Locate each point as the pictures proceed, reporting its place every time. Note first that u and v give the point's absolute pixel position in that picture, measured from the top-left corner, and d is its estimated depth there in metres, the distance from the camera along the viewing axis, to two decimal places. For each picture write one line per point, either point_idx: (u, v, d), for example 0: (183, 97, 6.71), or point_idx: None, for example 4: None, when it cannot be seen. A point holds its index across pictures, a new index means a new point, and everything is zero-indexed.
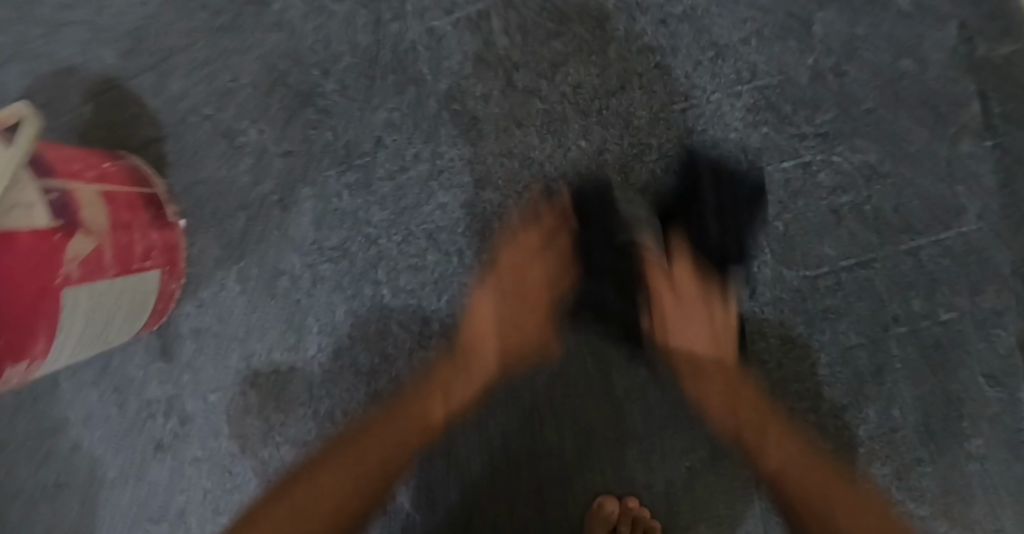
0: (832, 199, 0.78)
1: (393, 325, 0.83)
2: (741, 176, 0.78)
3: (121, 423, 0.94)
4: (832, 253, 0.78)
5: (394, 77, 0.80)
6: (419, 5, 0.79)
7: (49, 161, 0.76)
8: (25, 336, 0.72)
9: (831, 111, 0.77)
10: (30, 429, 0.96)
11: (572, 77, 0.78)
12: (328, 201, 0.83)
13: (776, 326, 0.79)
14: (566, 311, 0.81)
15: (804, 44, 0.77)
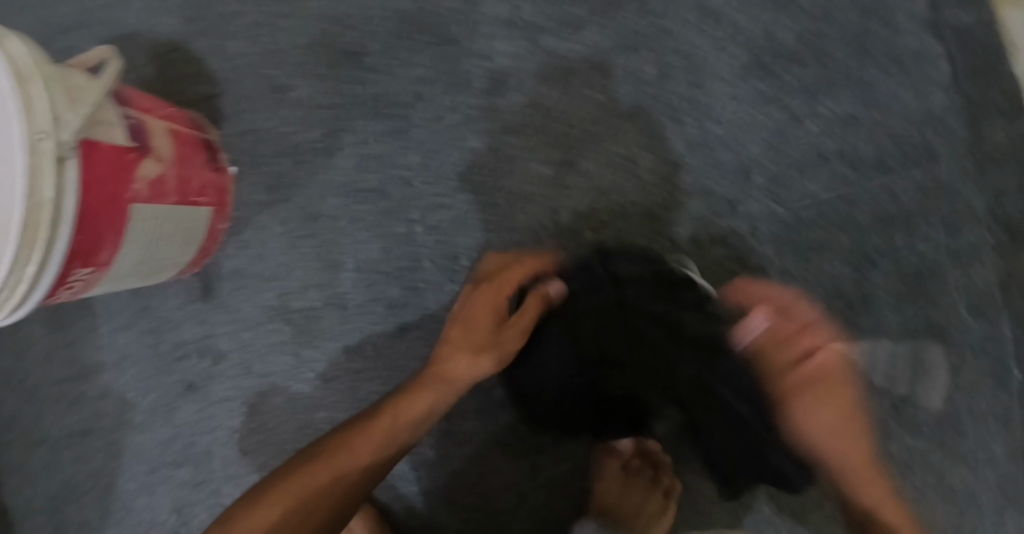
0: (819, 144, 0.87)
1: (425, 259, 0.89)
2: (736, 124, 0.87)
3: (155, 363, 0.98)
4: (821, 192, 0.87)
5: (432, 37, 0.91)
6: None
7: (127, 94, 0.84)
8: (94, 241, 0.78)
9: (814, 68, 0.87)
10: (62, 373, 1.01)
11: (586, 39, 0.89)
12: (367, 146, 0.91)
13: (775, 260, 0.87)
14: (582, 244, 0.88)
15: (791, 10, 0.88)
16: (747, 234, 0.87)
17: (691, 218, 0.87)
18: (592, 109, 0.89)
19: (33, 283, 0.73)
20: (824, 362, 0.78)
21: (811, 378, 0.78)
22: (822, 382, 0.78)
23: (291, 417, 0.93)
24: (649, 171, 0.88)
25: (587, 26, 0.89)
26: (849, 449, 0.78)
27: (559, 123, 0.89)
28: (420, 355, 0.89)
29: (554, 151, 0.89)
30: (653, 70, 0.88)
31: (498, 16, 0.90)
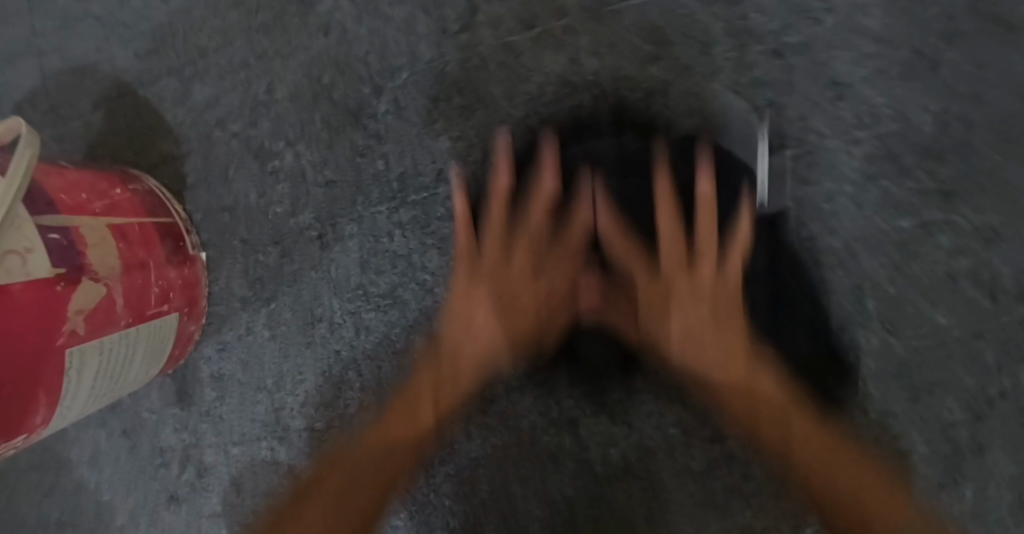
0: (949, 262, 0.69)
1: (449, 382, 0.73)
2: (849, 235, 0.69)
3: (131, 467, 0.85)
4: (946, 322, 0.69)
5: (460, 98, 0.70)
6: (494, 16, 0.69)
7: (49, 191, 0.63)
8: (22, 409, 0.59)
9: (955, 164, 0.68)
10: (33, 461, 0.89)
11: (668, 109, 0.69)
12: (376, 239, 0.72)
13: (877, 401, 0.71)
14: (646, 373, 0.71)
15: (933, 85, 0.67)
16: (847, 368, 0.71)
17: None
18: (672, 206, 0.69)
19: None
20: (706, 334, 0.68)
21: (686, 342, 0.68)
22: (698, 334, 0.68)
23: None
24: None
25: (672, 94, 0.69)
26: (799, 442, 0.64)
27: (623, 222, 0.70)
28: (444, 494, 0.74)
29: (615, 257, 0.70)
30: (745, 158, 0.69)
31: (553, 74, 0.69)
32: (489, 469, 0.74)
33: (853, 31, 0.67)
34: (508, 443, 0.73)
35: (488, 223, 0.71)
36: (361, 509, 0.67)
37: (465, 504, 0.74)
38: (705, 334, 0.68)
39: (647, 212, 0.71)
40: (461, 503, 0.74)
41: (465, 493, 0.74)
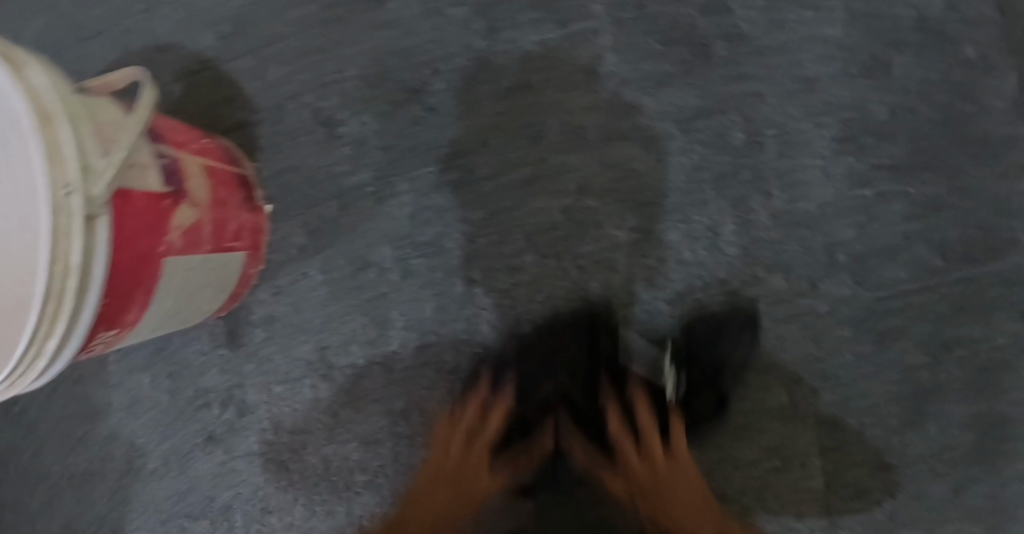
0: (905, 226, 0.82)
1: (484, 322, 0.83)
2: (823, 199, 0.82)
3: (170, 410, 0.92)
4: (903, 276, 0.82)
5: (505, 81, 0.82)
6: (534, 18, 0.82)
7: (158, 129, 0.76)
8: (124, 300, 0.70)
9: (904, 145, 0.82)
10: (68, 410, 0.93)
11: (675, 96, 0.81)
12: (425, 194, 0.83)
13: (849, 341, 0.82)
14: (655, 317, 0.82)
15: (890, 79, 0.82)
16: (826, 315, 0.82)
17: (768, 292, 0.82)
18: (681, 178, 0.81)
19: (59, 349, 0.66)
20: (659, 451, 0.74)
21: (661, 472, 0.73)
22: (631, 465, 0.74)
23: (324, 477, 0.88)
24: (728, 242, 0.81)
25: (676, 82, 0.81)
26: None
27: (639, 189, 0.81)
28: None
29: (631, 214, 0.81)
30: (742, 135, 0.81)
31: (581, 65, 0.82)
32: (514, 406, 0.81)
33: (822, 40, 0.82)
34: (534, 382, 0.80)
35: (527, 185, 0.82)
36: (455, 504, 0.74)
37: None
38: (659, 481, 0.72)
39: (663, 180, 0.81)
40: None
41: None
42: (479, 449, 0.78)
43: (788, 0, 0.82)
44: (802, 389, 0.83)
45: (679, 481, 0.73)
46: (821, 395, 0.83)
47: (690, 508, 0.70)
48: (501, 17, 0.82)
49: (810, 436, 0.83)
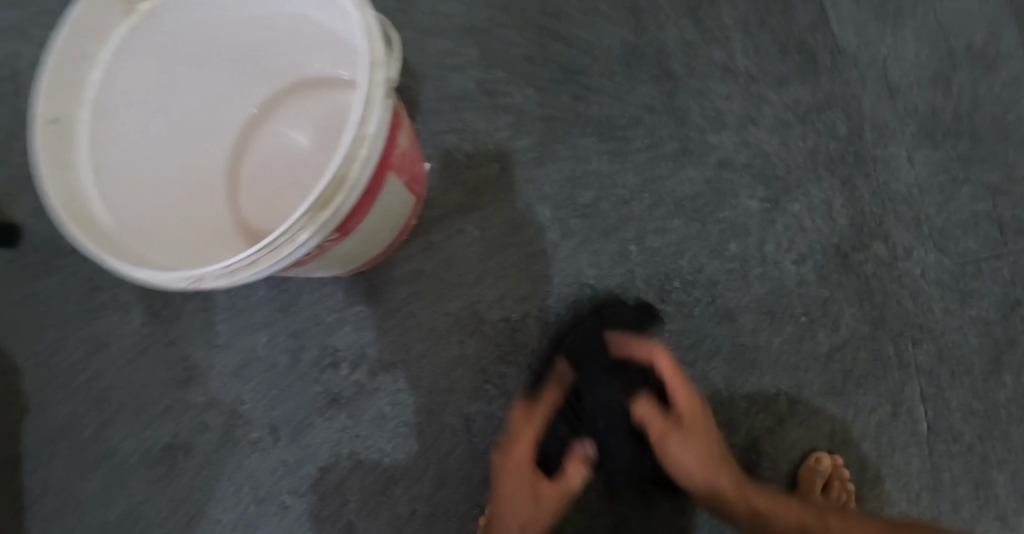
0: (971, 205, 0.91)
1: (637, 276, 0.90)
2: (910, 182, 0.91)
3: (288, 373, 0.91)
4: (975, 246, 0.90)
5: (654, 71, 0.92)
6: (677, 22, 0.93)
7: None
8: (362, 203, 0.69)
9: (968, 141, 0.91)
10: (163, 377, 0.93)
11: (789, 96, 0.92)
12: (584, 162, 0.91)
13: (937, 299, 0.90)
14: (784, 272, 0.90)
15: (949, 91, 0.92)
16: (919, 277, 0.90)
17: (873, 257, 0.90)
18: (801, 159, 0.91)
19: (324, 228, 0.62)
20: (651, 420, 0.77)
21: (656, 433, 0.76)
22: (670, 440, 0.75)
23: (460, 440, 0.89)
24: (841, 213, 0.91)
25: (795, 86, 0.92)
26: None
27: (767, 166, 0.91)
28: None
29: (763, 187, 0.91)
30: (845, 129, 0.92)
31: (718, 63, 0.93)
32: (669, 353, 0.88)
33: (899, 56, 0.92)
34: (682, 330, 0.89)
35: (681, 159, 0.91)
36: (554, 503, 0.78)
37: None
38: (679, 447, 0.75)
39: (791, 157, 0.91)
40: None
41: None
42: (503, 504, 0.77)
43: (876, 23, 0.93)
44: (908, 340, 0.89)
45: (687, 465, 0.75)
46: (921, 346, 0.89)
47: (697, 452, 0.74)
48: (648, 18, 0.93)
49: (915, 386, 0.89)
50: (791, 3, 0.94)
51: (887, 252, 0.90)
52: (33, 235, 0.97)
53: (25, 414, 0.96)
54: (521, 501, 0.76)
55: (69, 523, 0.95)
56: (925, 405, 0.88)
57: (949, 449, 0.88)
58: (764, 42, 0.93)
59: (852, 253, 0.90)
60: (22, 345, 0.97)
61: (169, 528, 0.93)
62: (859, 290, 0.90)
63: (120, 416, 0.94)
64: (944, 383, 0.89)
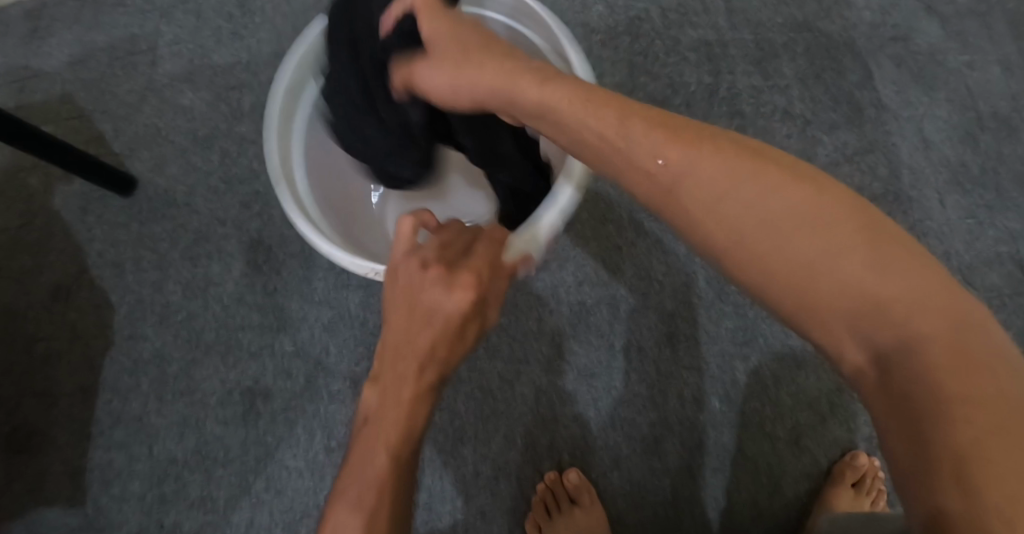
0: (996, 246, 1.03)
1: (700, 276, 0.97)
2: (942, 223, 1.03)
3: (375, 332, 0.99)
4: (999, 283, 1.02)
5: (725, 107, 1.04)
6: (747, 68, 1.05)
7: None
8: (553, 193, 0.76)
9: (993, 191, 1.04)
10: (259, 325, 1.01)
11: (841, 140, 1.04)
12: None
13: None
14: None
15: (977, 149, 1.06)
16: None
17: None
18: None
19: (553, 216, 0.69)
20: (694, 181, 0.50)
21: (697, 196, 0.50)
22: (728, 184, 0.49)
23: (532, 408, 0.95)
24: None
25: (844, 132, 1.05)
26: (881, 288, 0.44)
27: None
28: (683, 362, 0.96)
29: None
30: (885, 171, 1.04)
31: (779, 105, 1.04)
32: (722, 348, 0.96)
33: (934, 116, 1.06)
34: (738, 329, 0.96)
35: None
36: (427, 382, 0.57)
37: (694, 373, 0.96)
38: (696, 170, 0.50)
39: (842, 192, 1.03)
40: (693, 372, 0.96)
41: (701, 365, 0.96)
42: (409, 275, 0.58)
43: (915, 85, 1.07)
44: None
45: (731, 188, 0.49)
46: None
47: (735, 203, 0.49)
48: (723, 65, 1.05)
49: None
50: (844, 64, 1.07)
51: None
52: (148, 187, 1.07)
53: (109, 347, 1.04)
54: (399, 408, 0.56)
55: (135, 454, 1.01)
56: None
57: None
58: (820, 92, 1.05)
59: None
60: (119, 284, 1.05)
61: (235, 469, 0.99)
62: None
63: (206, 356, 1.02)
64: None
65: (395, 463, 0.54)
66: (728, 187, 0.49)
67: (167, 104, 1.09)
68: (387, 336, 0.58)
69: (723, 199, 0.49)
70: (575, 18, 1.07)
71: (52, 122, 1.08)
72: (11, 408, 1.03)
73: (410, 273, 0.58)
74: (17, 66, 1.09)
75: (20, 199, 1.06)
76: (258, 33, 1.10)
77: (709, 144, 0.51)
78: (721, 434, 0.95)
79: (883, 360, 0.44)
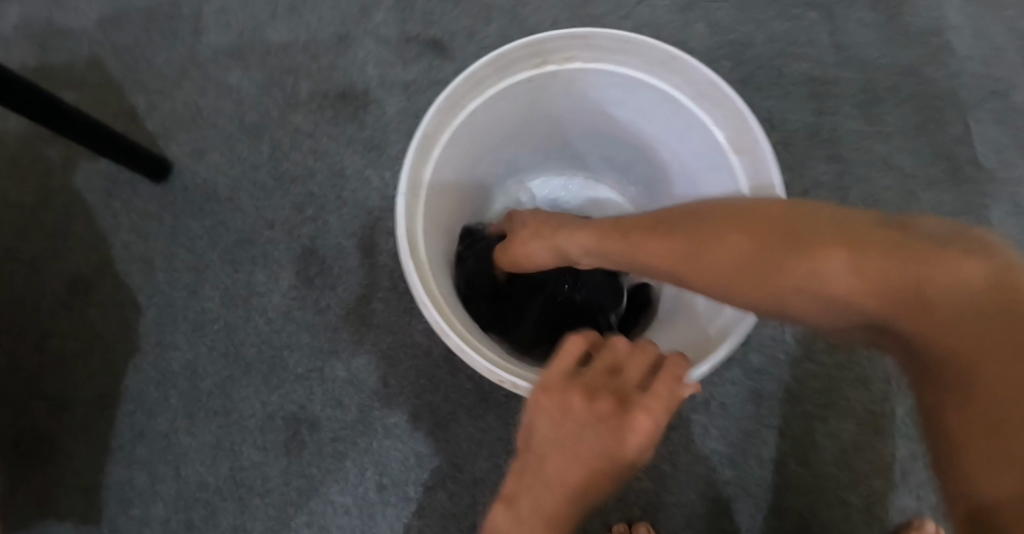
0: None
1: (786, 333, 0.93)
2: None
3: (439, 361, 0.91)
4: None
5: (824, 150, 0.98)
6: (848, 111, 0.99)
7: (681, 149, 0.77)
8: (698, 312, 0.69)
9: None
10: (309, 346, 0.92)
11: (938, 198, 0.99)
12: None
13: None
14: None
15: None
16: None
17: None
18: None
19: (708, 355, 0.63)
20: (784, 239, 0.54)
21: (790, 278, 0.53)
22: (869, 232, 0.52)
23: None
24: None
25: (942, 189, 0.99)
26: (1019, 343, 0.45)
27: None
28: (762, 422, 0.92)
29: None
30: (978, 233, 1.00)
31: (879, 154, 0.98)
32: (803, 408, 0.93)
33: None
34: (819, 388, 0.93)
35: None
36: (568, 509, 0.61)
37: (773, 432, 0.92)
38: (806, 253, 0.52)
39: None
40: (771, 431, 0.92)
41: (779, 425, 0.92)
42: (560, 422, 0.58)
43: (1016, 146, 1.02)
44: None
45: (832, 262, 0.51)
46: None
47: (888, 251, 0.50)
48: (827, 104, 0.99)
49: None
50: (945, 115, 1.01)
51: None
52: (186, 175, 0.95)
53: (135, 352, 0.92)
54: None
55: (159, 473, 0.91)
56: None
57: None
58: (920, 143, 1.00)
59: None
60: (149, 282, 0.93)
61: (273, 501, 0.90)
62: None
63: (246, 373, 0.92)
64: None
65: None
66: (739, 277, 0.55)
67: (211, 82, 0.96)
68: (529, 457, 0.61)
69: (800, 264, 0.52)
70: (676, 38, 0.99)
71: (76, 88, 0.93)
72: (18, 410, 0.91)
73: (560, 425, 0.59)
74: (39, 18, 0.94)
75: (37, 176, 0.94)
76: (320, 10, 0.98)
77: (795, 231, 0.54)
78: (797, 498, 0.91)
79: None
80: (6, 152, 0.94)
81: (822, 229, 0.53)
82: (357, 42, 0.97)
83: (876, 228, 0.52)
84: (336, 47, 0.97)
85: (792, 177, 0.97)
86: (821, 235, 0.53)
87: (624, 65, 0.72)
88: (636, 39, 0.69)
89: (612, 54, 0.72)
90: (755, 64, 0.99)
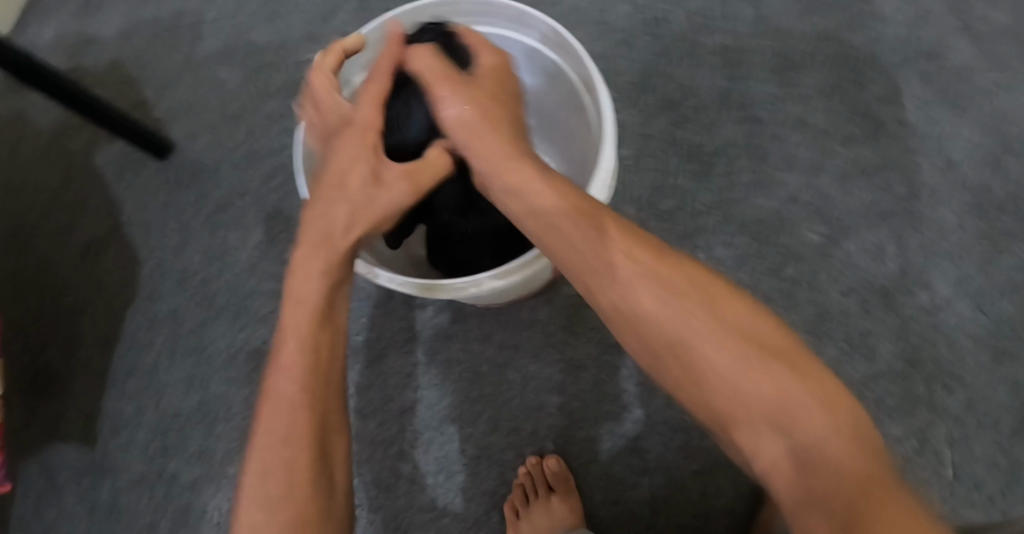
0: (1013, 273, 0.99)
1: None
2: (957, 242, 1.00)
3: (376, 304, 1.02)
4: (1013, 310, 0.98)
5: (738, 112, 1.05)
6: (764, 76, 1.06)
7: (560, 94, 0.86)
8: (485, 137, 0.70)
9: (1014, 217, 1.01)
10: (270, 293, 1.06)
11: (855, 154, 1.03)
12: (668, 177, 1.03)
13: (972, 353, 0.98)
14: (829, 299, 1.00)
15: (1002, 171, 1.02)
16: (956, 327, 0.98)
17: (916, 302, 0.99)
18: (858, 206, 1.02)
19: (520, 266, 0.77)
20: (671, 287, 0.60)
21: (666, 322, 0.59)
22: (741, 312, 0.59)
23: (521, 394, 0.99)
24: (890, 256, 1.00)
25: (860, 145, 1.03)
26: (817, 445, 0.54)
27: (832, 206, 1.02)
28: None
29: (822, 224, 1.01)
30: (901, 187, 1.02)
31: (794, 114, 1.04)
32: None
33: (957, 136, 1.03)
34: None
35: (750, 188, 1.03)
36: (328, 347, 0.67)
37: None
38: (656, 283, 0.60)
39: (852, 204, 1.02)
40: None
41: None
42: (327, 365, 0.66)
43: (941, 103, 1.04)
44: (938, 385, 0.97)
45: (682, 304, 0.59)
46: (952, 392, 0.97)
47: (775, 345, 0.58)
48: (742, 70, 1.06)
49: (935, 421, 0.96)
50: (867, 76, 1.05)
51: (930, 299, 0.99)
52: (179, 154, 1.12)
53: (131, 302, 1.09)
54: (311, 359, 0.65)
55: (144, 404, 1.06)
56: (941, 447, 0.95)
57: (968, 494, 0.94)
58: (838, 104, 1.05)
59: (894, 290, 0.99)
60: (145, 244, 1.10)
61: (234, 427, 1.04)
62: (897, 329, 0.99)
63: (219, 317, 1.07)
64: (966, 427, 0.96)
65: (294, 402, 0.63)
66: (627, 313, 0.62)
67: (204, 77, 1.14)
68: (270, 399, 0.64)
69: (682, 313, 0.59)
70: (601, 18, 1.09)
71: (99, 87, 1.15)
72: (37, 350, 1.09)
73: (338, 367, 0.67)
74: (74, 34, 1.17)
75: (62, 158, 1.14)
76: (293, 13, 1.15)
77: (660, 271, 0.61)
78: (707, 438, 0.95)
79: (804, 486, 0.54)
80: (40, 144, 1.14)
81: (673, 278, 0.60)
82: (322, 38, 1.13)
83: (727, 300, 0.59)
84: (304, 44, 1.13)
85: (706, 137, 1.04)
86: (690, 287, 0.60)
87: (492, 27, 0.84)
88: (492, 1, 0.80)
89: (478, 17, 0.83)
90: (674, 37, 1.07)
